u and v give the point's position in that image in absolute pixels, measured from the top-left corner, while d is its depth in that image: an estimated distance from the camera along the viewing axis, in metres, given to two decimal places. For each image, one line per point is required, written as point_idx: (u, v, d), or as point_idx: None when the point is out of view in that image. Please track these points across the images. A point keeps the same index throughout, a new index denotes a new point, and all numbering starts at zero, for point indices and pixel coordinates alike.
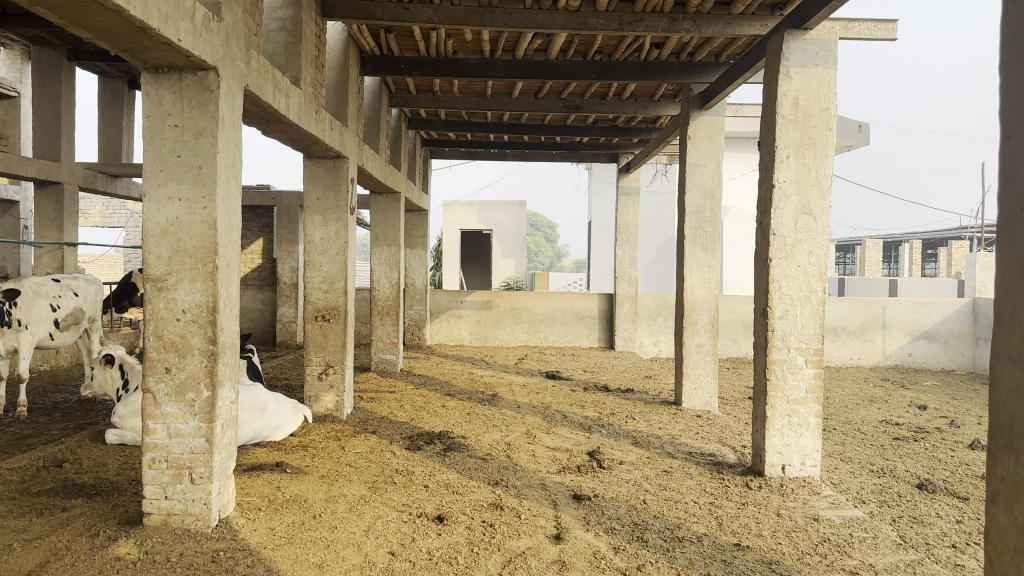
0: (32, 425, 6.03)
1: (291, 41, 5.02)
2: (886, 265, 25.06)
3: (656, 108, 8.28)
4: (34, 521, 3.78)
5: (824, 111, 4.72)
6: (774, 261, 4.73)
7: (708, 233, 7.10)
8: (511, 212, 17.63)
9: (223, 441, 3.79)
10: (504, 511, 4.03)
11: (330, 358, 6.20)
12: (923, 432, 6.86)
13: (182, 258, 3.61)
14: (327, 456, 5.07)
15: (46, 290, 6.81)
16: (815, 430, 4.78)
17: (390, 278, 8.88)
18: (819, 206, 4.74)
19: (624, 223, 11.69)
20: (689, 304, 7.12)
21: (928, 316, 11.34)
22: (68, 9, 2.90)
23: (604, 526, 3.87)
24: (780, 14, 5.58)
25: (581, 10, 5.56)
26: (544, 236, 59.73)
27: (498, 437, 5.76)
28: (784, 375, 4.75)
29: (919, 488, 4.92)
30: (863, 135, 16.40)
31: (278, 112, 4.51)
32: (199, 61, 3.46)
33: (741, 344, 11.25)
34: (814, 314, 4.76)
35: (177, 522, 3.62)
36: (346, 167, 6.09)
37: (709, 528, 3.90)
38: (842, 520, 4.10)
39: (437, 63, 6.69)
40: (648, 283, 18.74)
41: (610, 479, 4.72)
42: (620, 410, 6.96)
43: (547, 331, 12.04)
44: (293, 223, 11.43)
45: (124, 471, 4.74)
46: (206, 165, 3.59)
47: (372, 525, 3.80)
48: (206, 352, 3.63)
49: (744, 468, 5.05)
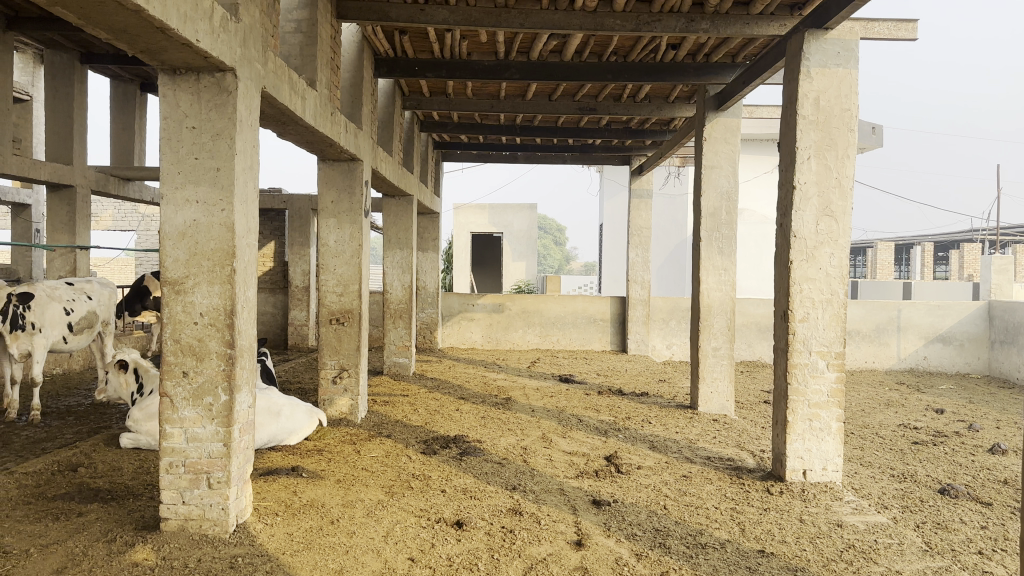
0: (46, 429, 6.01)
1: (306, 43, 5.00)
2: (897, 267, 24.91)
3: (670, 110, 8.23)
4: (50, 526, 3.76)
5: (846, 111, 4.66)
6: (795, 264, 4.69)
7: (725, 235, 7.06)
8: (523, 215, 17.58)
9: (241, 445, 3.75)
10: (524, 517, 3.99)
11: (344, 361, 6.17)
12: (942, 436, 6.78)
13: (200, 261, 3.59)
14: (343, 460, 5.04)
15: (60, 294, 6.81)
16: (837, 435, 4.72)
17: (403, 281, 8.85)
18: (840, 208, 4.69)
19: (637, 226, 11.62)
20: (705, 308, 7.07)
21: (942, 319, 11.26)
22: (87, 9, 2.87)
23: (625, 532, 3.82)
24: (799, 15, 5.52)
25: (598, 10, 5.52)
26: (554, 239, 59.77)
27: (514, 441, 5.72)
28: (806, 379, 4.70)
29: (941, 493, 4.86)
30: (877, 136, 16.30)
31: (295, 113, 4.49)
32: (217, 62, 3.43)
33: (755, 347, 11.18)
34: (835, 317, 4.70)
35: (195, 527, 3.59)
36: (361, 170, 6.07)
37: (731, 534, 3.85)
38: (866, 527, 4.04)
39: (452, 64, 6.67)
40: (661, 285, 18.85)
41: (629, 484, 4.67)
42: (635, 414, 6.90)
43: (559, 334, 11.99)
44: (304, 226, 11.41)
45: (139, 475, 4.71)
46: (223, 168, 3.56)
47: (391, 530, 3.76)
48: (224, 356, 3.60)
49: (764, 473, 4.99)
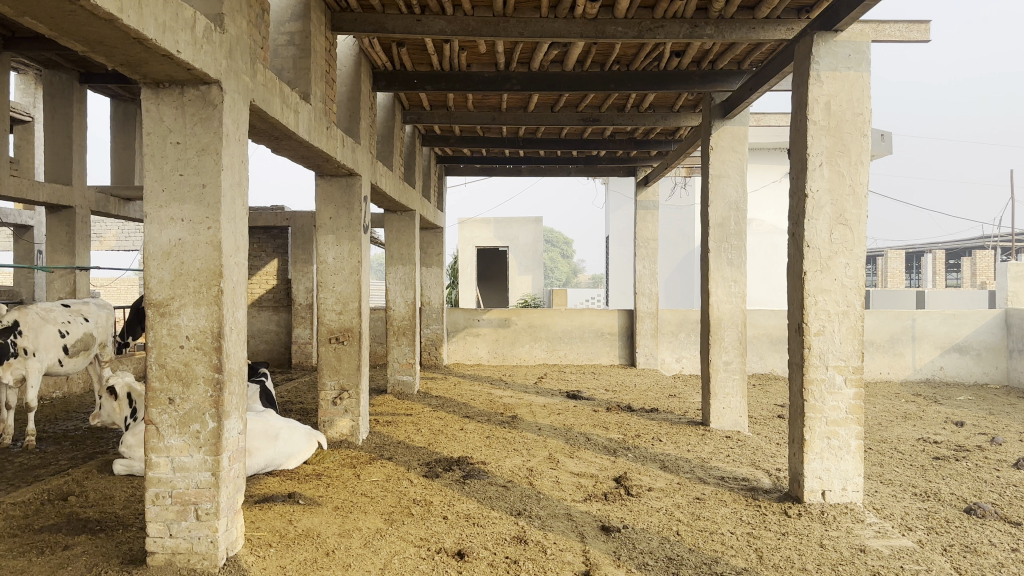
0: (40, 456, 5.84)
1: (299, 56, 4.84)
2: (907, 276, 24.64)
3: (676, 120, 8.06)
4: (34, 560, 3.58)
5: (858, 116, 4.48)
6: (809, 274, 4.50)
7: (734, 246, 6.88)
8: (528, 228, 17.45)
9: (230, 474, 3.57)
10: (529, 546, 3.79)
11: (344, 381, 5.99)
12: (963, 450, 6.57)
13: (185, 281, 3.43)
14: (342, 485, 4.85)
15: (55, 316, 6.66)
16: (857, 453, 4.51)
17: (406, 298, 8.64)
18: (855, 217, 4.50)
19: (645, 237, 11.43)
20: (715, 321, 6.86)
21: (958, 328, 11.02)
22: (57, 19, 2.71)
23: (636, 561, 3.62)
24: (807, 18, 5.34)
25: (600, 17, 5.35)
26: (560, 252, 59.83)
27: (520, 462, 5.52)
28: (823, 396, 4.50)
29: (967, 513, 4.63)
30: (887, 143, 16.06)
31: (287, 128, 4.34)
32: (200, 74, 3.28)
33: (767, 359, 10.96)
34: (852, 330, 4.51)
35: (183, 562, 3.40)
36: (359, 185, 5.93)
37: (748, 562, 3.65)
38: (891, 551, 3.82)
39: (451, 77, 6.52)
40: (669, 298, 18.51)
41: (639, 507, 4.48)
42: (645, 432, 6.69)
43: (567, 349, 11.80)
44: (308, 243, 11.26)
45: (131, 504, 4.54)
46: (209, 184, 3.40)
47: (390, 562, 3.58)
48: (211, 381, 3.42)
49: (781, 493, 4.78)
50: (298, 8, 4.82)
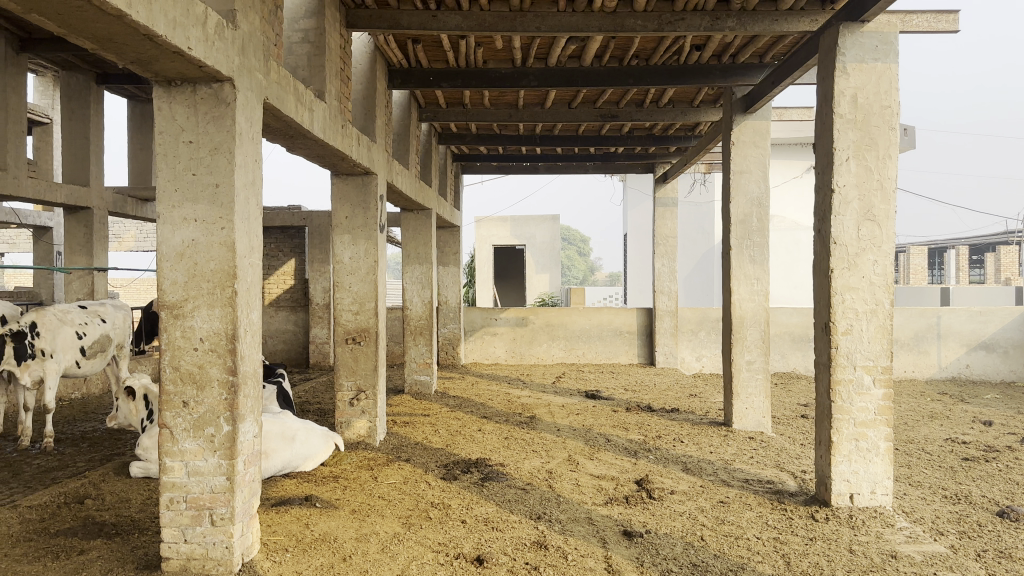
0: (57, 458, 5.81)
1: (314, 53, 4.78)
2: (930, 272, 24.32)
3: (696, 115, 7.93)
4: (49, 565, 3.54)
5: (885, 109, 4.36)
6: (836, 272, 4.39)
7: (756, 243, 6.75)
8: (545, 226, 17.38)
9: (245, 478, 3.51)
10: (549, 551, 3.71)
11: (361, 382, 5.93)
12: (993, 451, 6.41)
13: (199, 282, 3.37)
14: (359, 488, 4.79)
15: (73, 317, 6.64)
16: (886, 455, 4.39)
17: (423, 298, 8.55)
18: (883, 212, 4.38)
19: (664, 234, 11.30)
20: (738, 319, 6.74)
21: (985, 325, 10.83)
22: (66, 16, 2.65)
23: (660, 568, 3.53)
24: (831, 9, 5.21)
25: (618, 11, 5.26)
26: (577, 250, 59.70)
27: (539, 464, 5.44)
28: (851, 397, 4.39)
29: (999, 516, 4.50)
30: (910, 137, 15.82)
31: (302, 126, 4.27)
32: (213, 72, 3.21)
33: (788, 358, 10.83)
34: (880, 329, 4.39)
35: (197, 567, 3.34)
36: (376, 184, 5.86)
37: (776, 569, 3.55)
38: (924, 557, 3.71)
39: (467, 74, 6.45)
40: (688, 296, 18.55)
41: (663, 512, 4.38)
42: (666, 433, 6.59)
43: (585, 348, 11.71)
44: (325, 242, 11.22)
45: (148, 507, 4.49)
46: (223, 184, 3.34)
47: (407, 568, 3.50)
48: (225, 384, 3.36)
49: (807, 496, 4.68)
50: (312, 5, 4.76)
